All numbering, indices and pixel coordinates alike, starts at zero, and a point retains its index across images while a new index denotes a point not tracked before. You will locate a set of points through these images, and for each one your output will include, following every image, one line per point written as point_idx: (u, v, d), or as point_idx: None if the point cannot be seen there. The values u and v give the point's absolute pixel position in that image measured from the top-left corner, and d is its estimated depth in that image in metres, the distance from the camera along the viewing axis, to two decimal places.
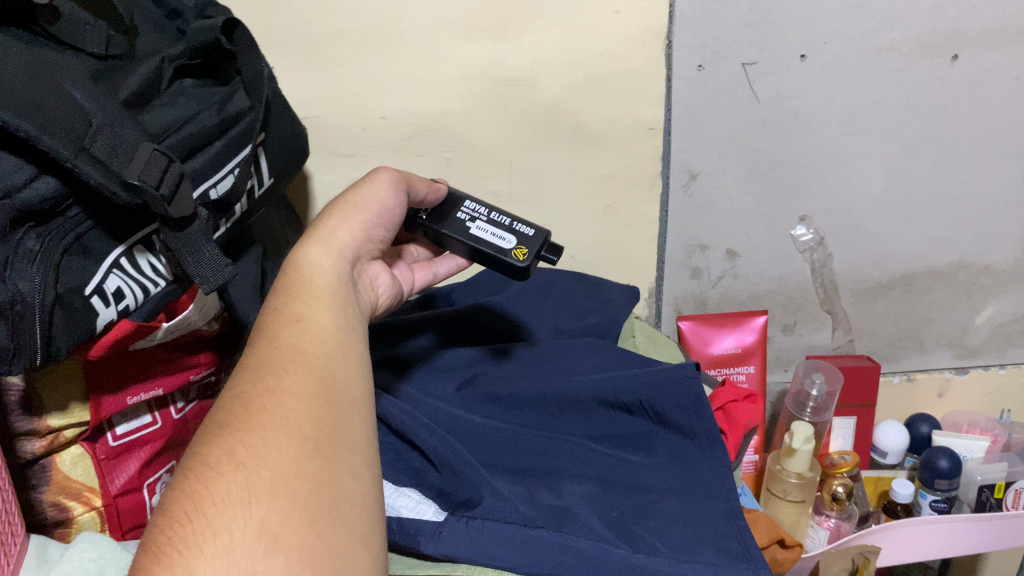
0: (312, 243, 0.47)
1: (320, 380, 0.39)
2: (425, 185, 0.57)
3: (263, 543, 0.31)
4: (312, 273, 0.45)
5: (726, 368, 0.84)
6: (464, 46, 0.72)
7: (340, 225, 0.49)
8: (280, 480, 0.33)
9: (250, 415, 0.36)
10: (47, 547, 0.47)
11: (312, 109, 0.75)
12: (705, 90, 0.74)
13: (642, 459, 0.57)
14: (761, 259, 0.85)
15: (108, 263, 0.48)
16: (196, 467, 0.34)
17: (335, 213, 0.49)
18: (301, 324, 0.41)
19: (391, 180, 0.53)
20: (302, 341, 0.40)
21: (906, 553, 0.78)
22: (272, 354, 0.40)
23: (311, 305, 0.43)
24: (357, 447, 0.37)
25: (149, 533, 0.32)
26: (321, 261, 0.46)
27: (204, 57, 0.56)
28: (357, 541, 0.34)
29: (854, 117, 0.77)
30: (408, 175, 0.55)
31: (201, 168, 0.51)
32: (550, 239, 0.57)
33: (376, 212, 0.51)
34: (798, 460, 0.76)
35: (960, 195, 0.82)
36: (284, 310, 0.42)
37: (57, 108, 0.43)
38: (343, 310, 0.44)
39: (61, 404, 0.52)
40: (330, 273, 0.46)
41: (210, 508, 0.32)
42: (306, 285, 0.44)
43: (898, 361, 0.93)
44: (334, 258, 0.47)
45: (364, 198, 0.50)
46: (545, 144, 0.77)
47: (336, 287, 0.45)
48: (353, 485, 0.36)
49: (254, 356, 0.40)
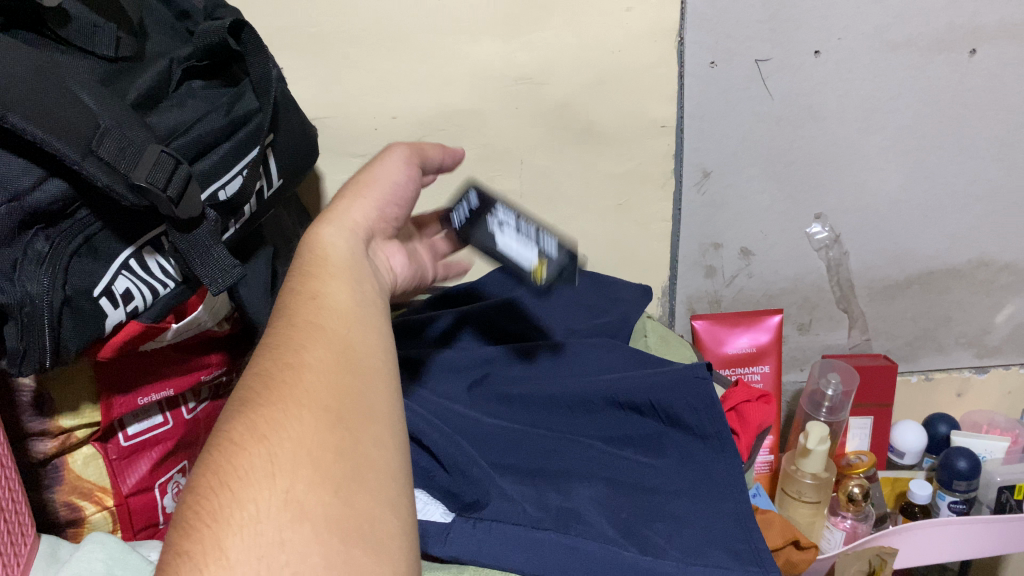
0: (326, 221, 0.46)
1: (341, 353, 0.38)
2: (438, 156, 0.55)
3: (289, 512, 0.30)
4: (326, 251, 0.44)
5: (740, 367, 0.83)
6: (475, 46, 0.72)
7: (352, 203, 0.48)
8: (303, 450, 0.33)
9: (271, 391, 0.35)
10: (58, 547, 0.47)
11: (322, 110, 0.75)
12: (717, 87, 0.74)
13: (652, 461, 0.56)
14: (776, 258, 0.84)
15: (117, 264, 0.48)
16: (220, 445, 0.33)
17: (346, 193, 0.49)
18: (318, 302, 0.41)
19: (403, 157, 0.52)
20: (320, 318, 0.40)
21: (922, 555, 0.77)
22: (289, 332, 0.39)
23: (328, 282, 0.42)
24: (381, 416, 0.37)
25: (178, 512, 0.31)
26: (335, 239, 0.45)
27: (212, 60, 0.56)
28: (386, 507, 0.33)
29: (870, 114, 0.76)
30: (418, 146, 0.54)
31: (210, 169, 0.51)
32: (576, 260, 0.55)
33: (384, 188, 0.50)
34: (813, 461, 0.76)
35: (980, 191, 0.81)
36: (300, 290, 0.42)
37: (65, 112, 0.43)
38: (360, 285, 0.43)
39: (73, 405, 0.53)
40: (345, 251, 0.45)
41: (236, 482, 0.31)
42: (321, 263, 0.43)
43: (917, 361, 0.91)
44: (348, 235, 0.46)
45: (373, 177, 0.50)
46: (555, 144, 0.77)
47: (352, 261, 0.44)
48: (379, 452, 0.35)
49: (273, 337, 0.39)
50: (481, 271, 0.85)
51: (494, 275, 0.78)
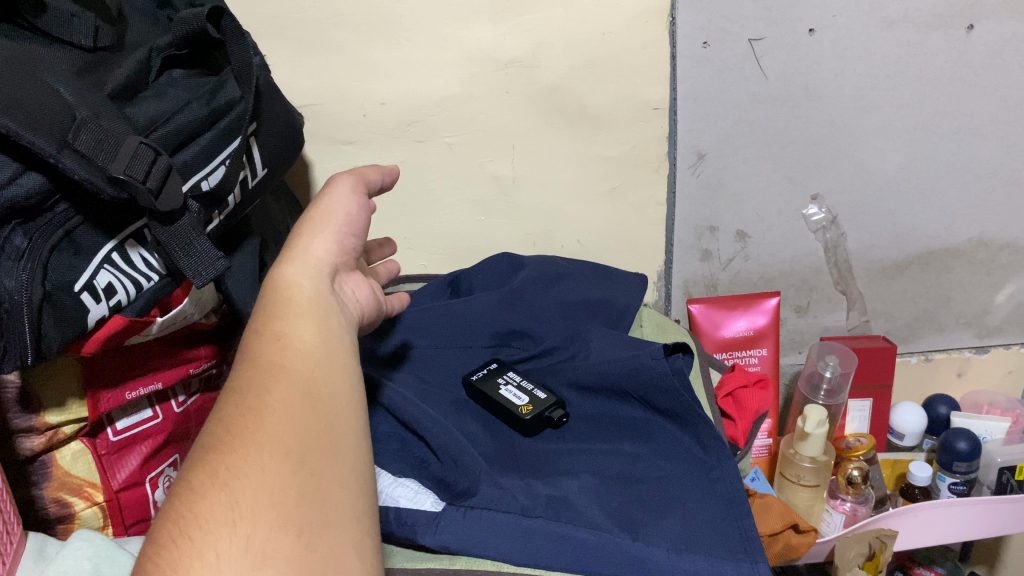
0: (288, 262, 0.44)
1: (305, 393, 0.37)
2: (377, 175, 0.52)
3: (250, 560, 0.30)
4: (291, 291, 0.43)
5: (737, 351, 0.82)
6: (464, 29, 0.70)
7: (313, 241, 0.46)
8: (265, 496, 0.32)
9: (232, 433, 0.34)
10: (46, 545, 0.47)
11: (311, 96, 0.74)
12: (711, 68, 0.72)
13: (640, 448, 0.57)
14: (773, 240, 0.83)
15: (99, 258, 0.47)
16: (181, 491, 0.33)
17: (306, 229, 0.47)
18: (284, 343, 0.40)
19: (349, 187, 0.50)
20: (286, 358, 0.39)
21: (923, 538, 0.76)
22: (253, 373, 0.38)
23: (292, 321, 0.41)
24: (345, 457, 0.36)
25: (138, 561, 0.31)
26: (300, 278, 0.44)
27: (193, 47, 0.55)
28: (349, 550, 0.33)
29: (868, 92, 0.74)
30: (360, 171, 0.52)
31: (191, 160, 0.50)
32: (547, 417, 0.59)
33: (343, 221, 0.48)
34: (812, 445, 0.75)
35: (979, 170, 0.79)
36: (264, 331, 0.40)
37: (40, 105, 0.42)
38: (327, 323, 0.42)
39: (59, 401, 0.52)
40: (311, 291, 0.43)
41: (196, 530, 0.31)
42: (286, 303, 0.42)
43: (916, 341, 0.91)
44: (314, 275, 0.44)
45: (330, 210, 0.48)
46: (548, 128, 0.76)
47: (317, 301, 0.43)
48: (341, 496, 0.35)
49: (237, 377, 0.38)
50: (475, 259, 0.84)
51: (488, 261, 0.77)
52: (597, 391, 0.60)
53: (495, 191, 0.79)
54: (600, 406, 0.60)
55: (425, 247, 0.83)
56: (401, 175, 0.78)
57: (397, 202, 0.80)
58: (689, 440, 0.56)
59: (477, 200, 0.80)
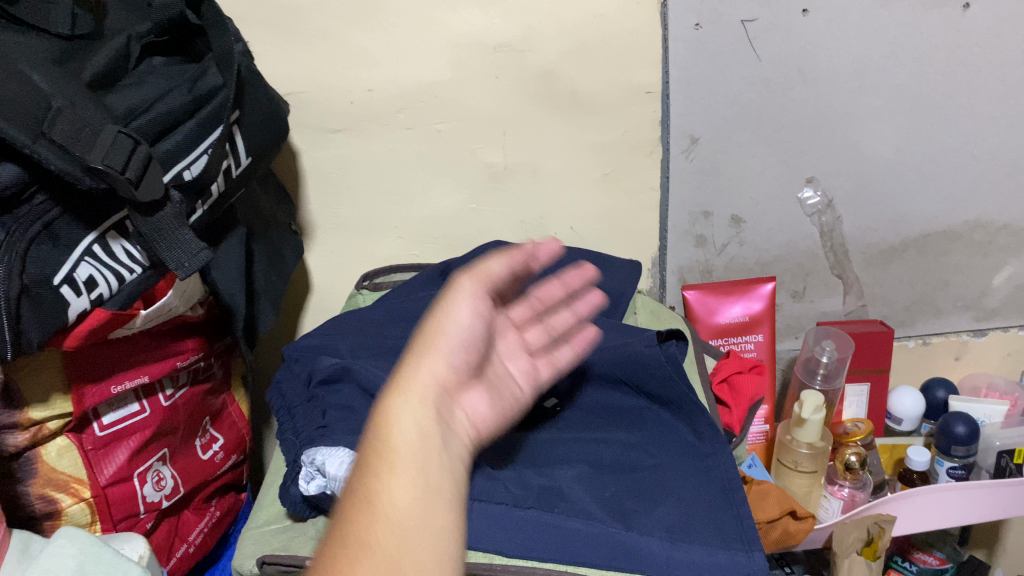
0: (392, 397, 0.36)
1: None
2: (523, 262, 0.47)
3: None
4: (390, 433, 0.35)
5: (734, 337, 0.81)
6: (452, 13, 0.69)
7: (418, 370, 0.38)
8: None
9: None
10: (30, 543, 0.46)
11: (298, 84, 0.73)
12: (704, 50, 0.71)
13: (635, 436, 0.56)
14: (769, 225, 0.82)
15: (80, 251, 0.47)
16: None
17: (409, 358, 0.39)
18: (377, 504, 0.32)
19: (472, 291, 0.43)
20: (378, 526, 0.31)
21: (921, 522, 0.76)
22: (336, 550, 0.31)
23: (388, 477, 0.33)
24: None
25: None
26: (403, 417, 0.36)
27: (173, 34, 0.54)
28: None
29: (863, 73, 0.73)
30: (484, 271, 0.45)
31: (173, 149, 0.49)
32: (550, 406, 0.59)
33: (453, 342, 0.41)
34: (809, 431, 0.74)
35: (976, 150, 0.78)
36: (358, 490, 0.33)
37: (12, 94, 0.42)
38: (430, 474, 0.34)
39: (43, 396, 0.52)
40: (414, 432, 0.35)
41: None
42: (383, 452, 0.34)
43: (914, 325, 0.90)
44: (419, 413, 0.36)
45: (438, 330, 0.41)
46: (539, 114, 0.75)
47: (420, 448, 0.35)
48: None
49: (320, 555, 0.31)
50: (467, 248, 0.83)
51: (480, 250, 0.75)
52: (591, 379, 0.60)
53: (486, 179, 0.78)
54: (593, 394, 0.60)
55: (416, 236, 0.82)
56: (391, 164, 0.77)
57: (388, 191, 0.79)
58: (683, 427, 0.56)
59: (468, 188, 0.79)
